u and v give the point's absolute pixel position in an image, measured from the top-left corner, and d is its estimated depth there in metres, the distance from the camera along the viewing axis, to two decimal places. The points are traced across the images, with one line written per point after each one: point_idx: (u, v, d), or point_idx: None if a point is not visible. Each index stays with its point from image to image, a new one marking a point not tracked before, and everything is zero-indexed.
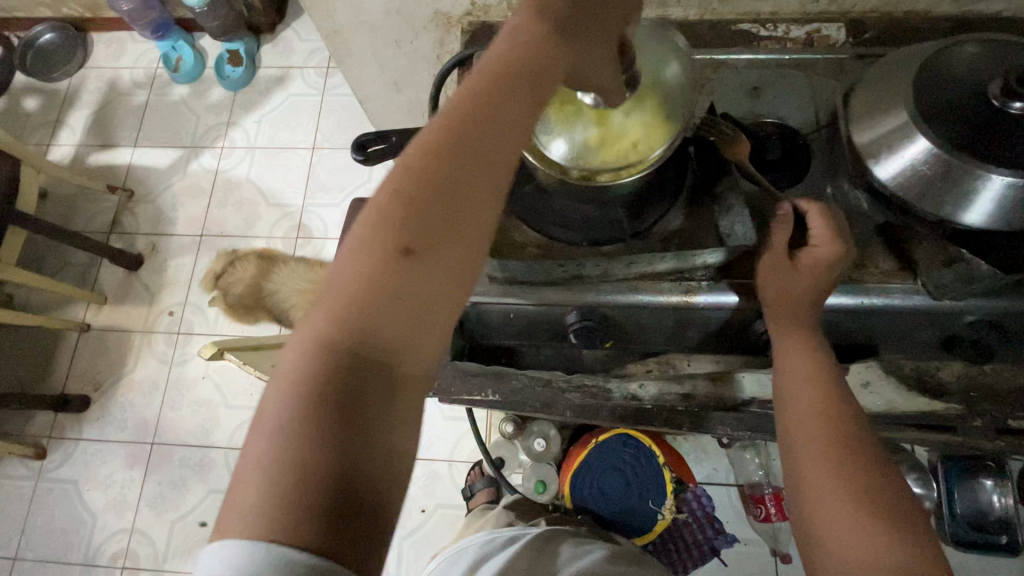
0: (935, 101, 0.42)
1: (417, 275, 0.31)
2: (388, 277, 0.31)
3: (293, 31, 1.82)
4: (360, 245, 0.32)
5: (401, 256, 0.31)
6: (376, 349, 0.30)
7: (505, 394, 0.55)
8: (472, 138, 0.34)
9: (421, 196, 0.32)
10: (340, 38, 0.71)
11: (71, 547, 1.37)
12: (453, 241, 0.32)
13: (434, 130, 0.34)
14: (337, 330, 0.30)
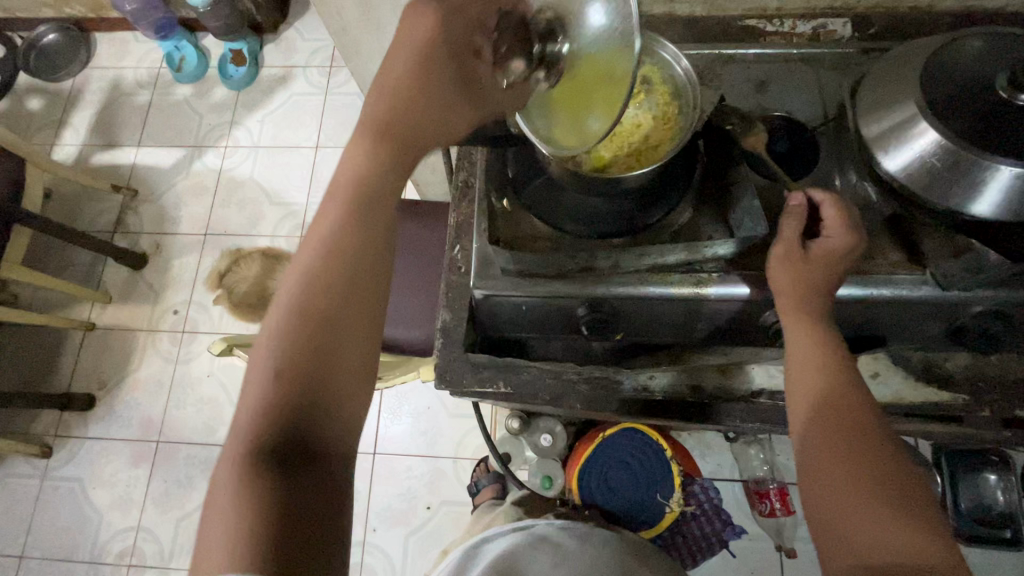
0: (942, 94, 0.43)
1: (325, 343, 0.36)
2: (301, 349, 0.35)
3: (296, 30, 1.83)
4: (253, 360, 0.36)
5: (280, 367, 0.35)
6: (297, 410, 0.35)
7: (515, 386, 0.55)
8: (360, 223, 0.39)
9: (322, 277, 0.37)
10: (348, 35, 0.72)
11: (77, 545, 1.38)
12: (331, 346, 0.36)
13: (328, 220, 0.38)
14: (261, 407, 0.34)
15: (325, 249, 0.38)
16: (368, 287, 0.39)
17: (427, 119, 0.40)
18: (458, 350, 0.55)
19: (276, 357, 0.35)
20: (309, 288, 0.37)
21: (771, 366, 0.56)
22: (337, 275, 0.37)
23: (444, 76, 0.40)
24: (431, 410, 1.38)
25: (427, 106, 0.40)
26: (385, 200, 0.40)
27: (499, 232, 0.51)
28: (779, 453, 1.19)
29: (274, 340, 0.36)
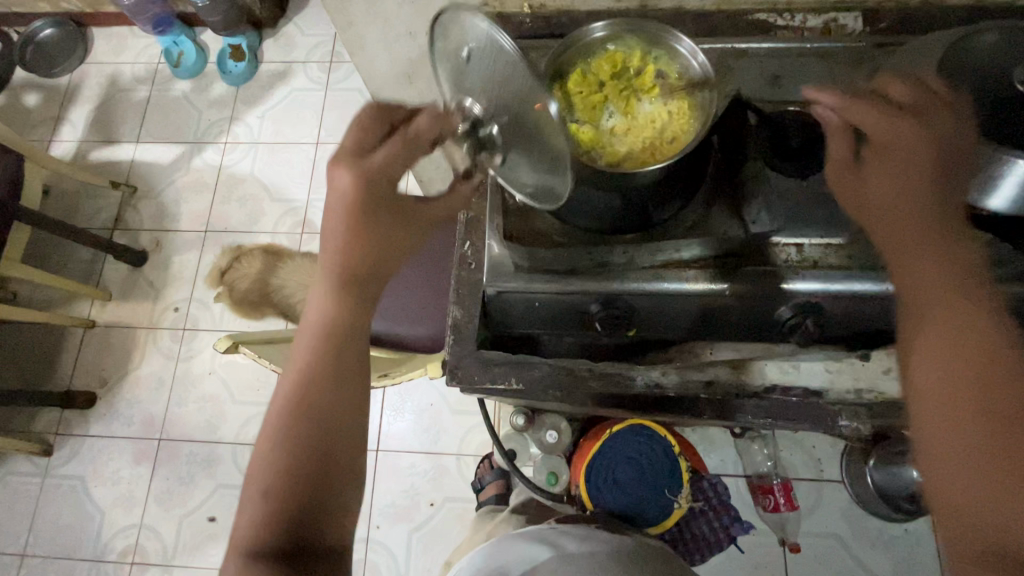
0: (958, 89, 0.42)
1: (308, 440, 0.45)
2: (289, 450, 0.44)
3: (295, 25, 1.81)
4: (253, 467, 0.45)
5: (272, 469, 0.44)
6: (286, 498, 0.43)
7: (527, 382, 0.55)
8: (332, 342, 0.48)
9: (300, 394, 0.46)
10: (353, 29, 0.71)
11: (79, 543, 1.37)
12: (315, 451, 0.45)
13: (304, 344, 0.49)
14: (261, 501, 0.43)
15: (302, 380, 0.47)
16: (343, 404, 0.47)
17: (377, 249, 0.49)
18: (470, 347, 0.55)
19: (268, 470, 0.44)
20: (292, 403, 0.46)
21: (782, 361, 0.56)
22: (316, 397, 0.46)
23: (375, 214, 0.48)
24: (434, 407, 1.37)
25: (373, 236, 0.48)
26: (353, 332, 0.49)
27: (512, 229, 0.50)
28: (782, 448, 1.20)
29: (267, 456, 0.45)
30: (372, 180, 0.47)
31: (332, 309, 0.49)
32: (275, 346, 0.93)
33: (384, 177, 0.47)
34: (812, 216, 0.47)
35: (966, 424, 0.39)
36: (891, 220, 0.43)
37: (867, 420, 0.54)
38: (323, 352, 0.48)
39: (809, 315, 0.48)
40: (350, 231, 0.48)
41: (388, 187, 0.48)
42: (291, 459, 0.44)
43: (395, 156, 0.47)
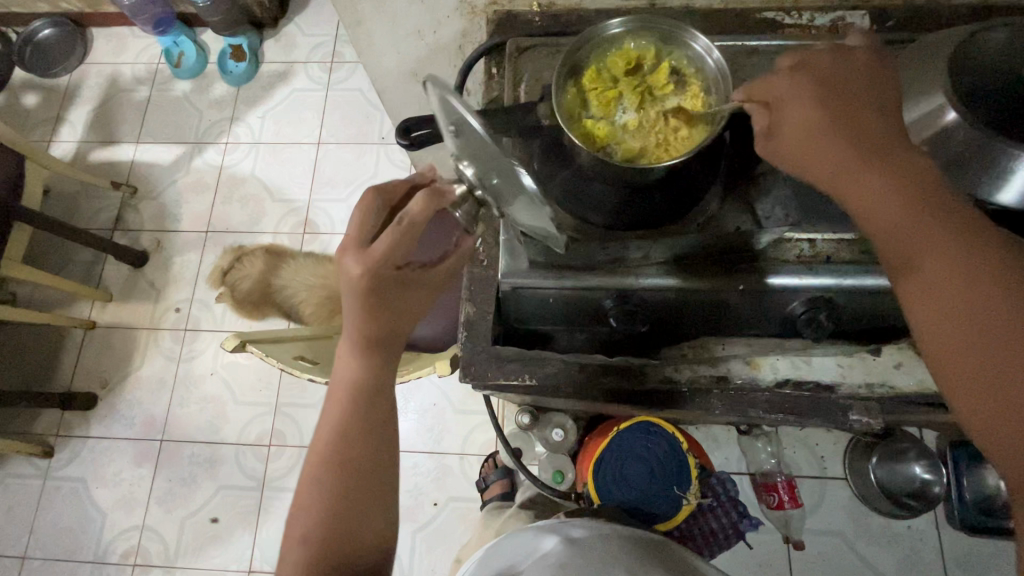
0: (969, 83, 0.42)
1: (344, 502, 0.47)
2: (326, 511, 0.47)
3: (296, 25, 1.81)
4: (293, 521, 0.48)
5: (311, 528, 0.47)
6: (327, 555, 0.46)
7: (540, 378, 0.55)
8: (359, 405, 0.48)
9: (334, 455, 0.48)
10: (362, 28, 0.71)
11: (80, 545, 1.37)
12: (352, 511, 0.47)
13: (334, 405, 0.48)
14: (303, 555, 0.46)
15: (334, 453, 0.48)
16: (374, 469, 0.49)
17: (403, 313, 0.47)
18: (483, 343, 0.56)
19: (306, 539, 0.46)
20: (325, 465, 0.47)
21: (795, 356, 0.57)
22: (349, 468, 0.48)
23: (400, 282, 0.44)
24: (437, 406, 1.37)
25: (398, 302, 0.46)
26: (378, 399, 0.49)
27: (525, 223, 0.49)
28: (785, 446, 1.20)
29: (305, 523, 0.47)
30: (375, 265, 0.42)
31: (359, 380, 0.48)
32: (281, 346, 0.93)
33: (388, 260, 0.43)
34: (825, 210, 0.46)
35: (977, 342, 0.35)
36: (832, 144, 0.38)
37: (878, 414, 0.54)
38: (352, 424, 0.48)
39: (823, 310, 0.48)
40: (363, 313, 0.45)
41: (394, 270, 0.44)
42: (330, 528, 0.46)
43: (395, 238, 0.42)
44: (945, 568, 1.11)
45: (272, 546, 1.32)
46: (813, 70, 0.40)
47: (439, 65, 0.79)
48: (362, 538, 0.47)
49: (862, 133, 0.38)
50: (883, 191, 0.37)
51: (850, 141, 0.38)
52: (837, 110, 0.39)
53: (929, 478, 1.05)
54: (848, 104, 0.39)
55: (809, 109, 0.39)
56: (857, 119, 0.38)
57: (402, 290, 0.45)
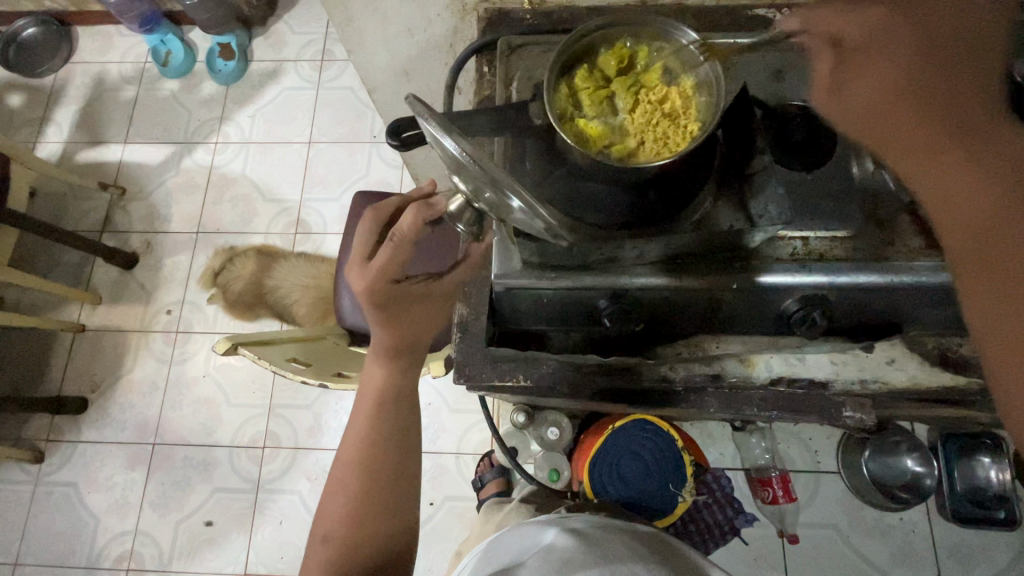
0: None
1: (367, 474, 0.58)
2: (355, 482, 0.58)
3: (285, 23, 1.79)
4: (331, 491, 0.60)
5: (342, 497, 0.58)
6: (354, 514, 0.57)
7: (536, 378, 0.57)
8: (382, 395, 0.59)
9: (363, 436, 0.59)
10: (352, 26, 0.70)
11: (73, 550, 1.35)
12: (374, 481, 0.58)
13: (365, 396, 0.60)
14: (338, 517, 0.57)
15: (363, 438, 0.59)
16: (394, 454, 0.59)
17: (413, 318, 0.57)
18: (479, 344, 0.56)
19: (339, 502, 0.58)
20: (356, 444, 0.59)
21: (789, 353, 0.57)
22: (374, 451, 0.59)
23: (405, 292, 0.54)
24: (432, 406, 1.37)
25: (406, 309, 0.56)
26: (400, 392, 0.60)
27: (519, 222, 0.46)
28: (780, 442, 1.21)
29: (339, 495, 0.58)
30: (375, 278, 0.52)
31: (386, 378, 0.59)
32: (273, 347, 0.92)
33: (385, 272, 0.52)
34: (815, 206, 0.48)
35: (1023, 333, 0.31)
36: (902, 118, 0.36)
37: (870, 409, 0.55)
38: (379, 416, 0.59)
39: (817, 307, 0.48)
40: (379, 316, 0.56)
41: (390, 282, 0.53)
42: (360, 495, 0.58)
43: (390, 256, 0.51)
44: (936, 559, 1.12)
45: (268, 548, 1.31)
46: (918, 23, 0.37)
47: (430, 63, 0.78)
48: (382, 512, 0.58)
49: (943, 99, 0.35)
50: (953, 160, 0.34)
51: (923, 107, 0.35)
52: (919, 72, 0.36)
53: (920, 470, 1.07)
54: (932, 67, 0.36)
55: (887, 71, 0.36)
56: (940, 84, 0.35)
57: (407, 296, 0.55)
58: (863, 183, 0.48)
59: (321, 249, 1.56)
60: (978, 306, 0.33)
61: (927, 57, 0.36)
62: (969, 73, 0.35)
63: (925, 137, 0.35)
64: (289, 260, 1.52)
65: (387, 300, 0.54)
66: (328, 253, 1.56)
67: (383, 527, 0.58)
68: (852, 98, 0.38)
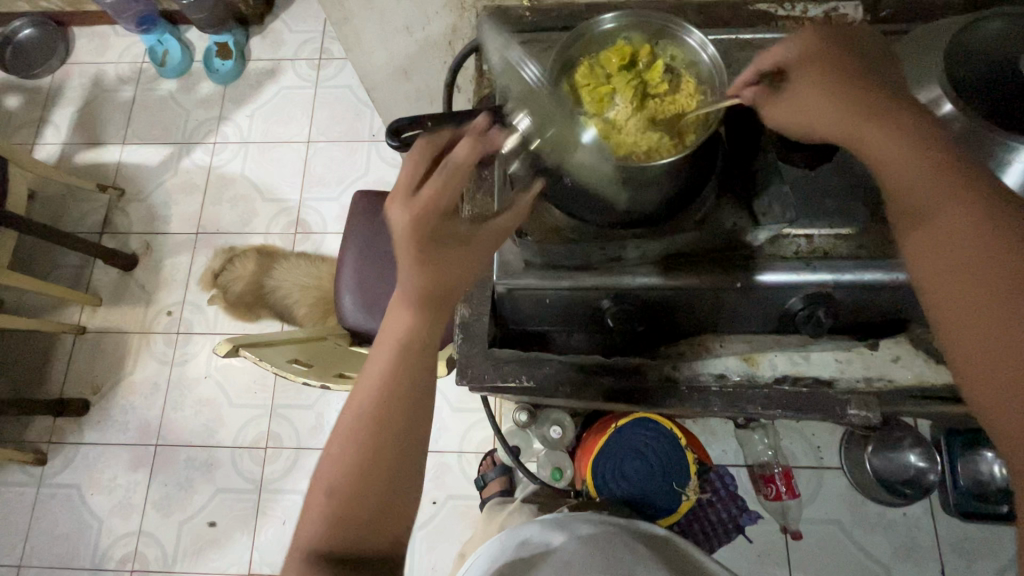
0: (966, 72, 0.42)
1: (376, 460, 0.43)
2: (357, 468, 0.43)
3: (283, 22, 1.78)
4: (322, 480, 0.44)
5: (338, 486, 0.43)
6: (353, 511, 0.42)
7: (537, 379, 0.56)
8: (406, 356, 0.45)
9: (374, 410, 0.44)
10: (350, 25, 0.70)
11: (77, 552, 1.35)
12: (382, 472, 0.43)
13: (382, 358, 0.45)
14: (330, 511, 0.43)
15: (376, 410, 0.44)
16: (416, 435, 0.45)
17: (457, 259, 0.43)
18: (480, 346, 0.56)
19: (335, 492, 0.43)
20: (365, 418, 0.44)
21: (792, 352, 0.57)
22: (392, 421, 0.44)
23: (453, 228, 0.42)
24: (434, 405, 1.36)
25: (450, 249, 0.42)
26: (428, 358, 0.45)
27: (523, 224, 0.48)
28: (782, 438, 1.21)
29: (340, 468, 0.43)
30: (422, 212, 0.41)
31: (411, 322, 0.45)
32: (274, 349, 0.92)
33: (435, 207, 0.41)
34: (821, 206, 0.48)
35: (973, 297, 0.36)
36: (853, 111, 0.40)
37: (877, 407, 0.53)
38: (402, 374, 0.45)
39: (821, 305, 0.48)
40: (416, 256, 0.42)
41: (443, 217, 0.42)
42: (361, 487, 0.43)
43: (442, 185, 0.41)
44: (940, 554, 1.12)
45: (271, 548, 1.32)
46: (831, 46, 0.42)
47: (429, 62, 0.77)
48: (397, 498, 0.44)
49: (880, 100, 0.40)
50: (897, 151, 0.39)
51: (867, 108, 0.40)
52: (855, 80, 0.41)
53: (923, 466, 1.09)
54: (862, 76, 0.41)
55: (825, 79, 0.41)
56: (869, 91, 0.40)
57: (455, 235, 0.42)
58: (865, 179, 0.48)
59: (321, 249, 1.56)
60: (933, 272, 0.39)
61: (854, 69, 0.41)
62: (881, 80, 0.41)
63: (874, 131, 0.40)
64: (289, 260, 1.52)
65: (433, 234, 0.42)
66: (329, 252, 1.56)
67: (397, 518, 0.44)
68: (805, 105, 0.42)
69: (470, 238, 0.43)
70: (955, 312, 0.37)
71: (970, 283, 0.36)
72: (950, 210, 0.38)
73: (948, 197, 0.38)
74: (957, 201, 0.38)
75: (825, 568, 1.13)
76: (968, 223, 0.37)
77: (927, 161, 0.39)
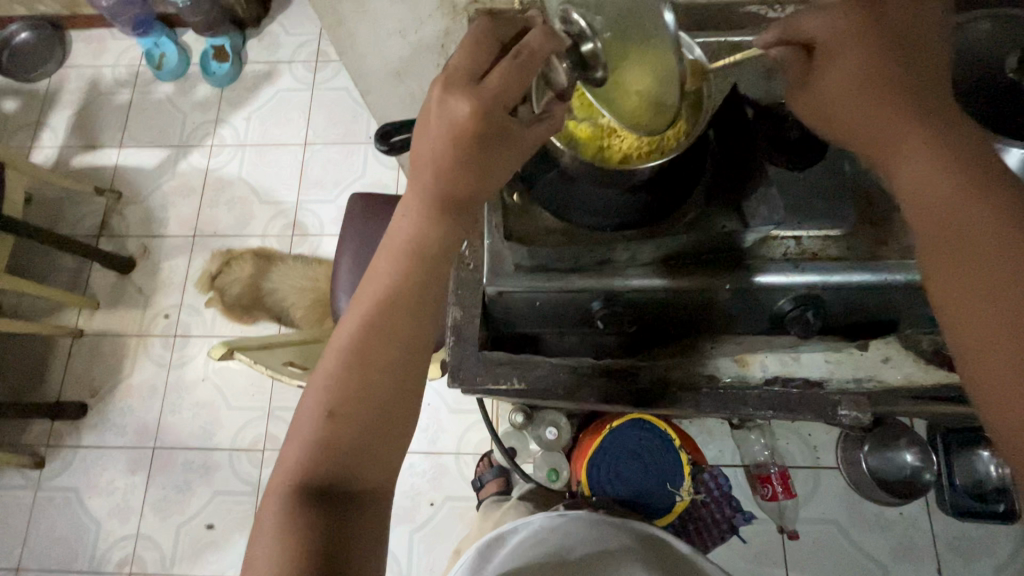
0: (951, 77, 0.43)
1: (373, 372, 0.43)
2: (353, 377, 0.43)
3: (279, 24, 1.79)
4: (316, 385, 0.44)
5: (332, 394, 0.43)
6: (346, 420, 0.42)
7: (529, 381, 0.56)
8: (413, 268, 0.44)
9: (376, 318, 0.44)
10: (343, 28, 0.70)
11: (75, 555, 1.35)
12: (378, 387, 0.43)
13: (389, 267, 0.45)
14: (323, 418, 0.42)
15: (379, 319, 0.44)
16: (414, 353, 0.44)
17: (485, 173, 0.40)
18: (472, 348, 0.56)
19: (332, 397, 0.42)
20: (366, 328, 0.44)
21: (783, 353, 0.57)
22: (385, 348, 0.43)
23: (499, 136, 0.38)
24: (432, 407, 1.37)
25: (484, 162, 0.39)
26: (434, 273, 0.44)
27: (513, 228, 0.48)
28: (779, 438, 1.21)
29: (329, 392, 0.43)
30: (487, 103, 0.37)
31: (415, 241, 0.43)
32: (270, 351, 0.92)
33: (502, 99, 0.37)
34: (813, 206, 0.47)
35: (994, 322, 0.32)
36: (869, 106, 0.36)
37: (867, 409, 0.54)
38: (400, 299, 0.44)
39: (810, 307, 0.49)
40: (453, 162, 0.39)
41: (505, 113, 0.38)
42: (356, 394, 0.42)
43: (509, 75, 0.37)
44: (937, 553, 1.12)
45: None
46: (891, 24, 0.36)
47: (423, 64, 0.78)
48: (384, 432, 0.43)
49: (924, 99, 0.35)
50: (933, 159, 0.35)
51: (905, 107, 0.35)
52: (902, 72, 0.36)
53: (919, 465, 1.08)
54: (911, 66, 0.36)
55: (864, 69, 0.36)
56: (914, 86, 0.36)
57: (497, 141, 0.39)
58: (856, 181, 0.48)
59: (318, 251, 1.56)
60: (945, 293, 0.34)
61: (904, 57, 0.36)
62: (934, 76, 0.36)
63: (907, 137, 0.35)
64: (286, 262, 1.52)
65: (477, 137, 0.38)
66: (326, 254, 1.56)
67: (382, 453, 0.43)
68: (835, 100, 0.38)
69: (522, 141, 0.40)
70: (970, 339, 0.33)
71: (994, 308, 0.32)
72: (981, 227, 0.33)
73: (981, 212, 0.34)
74: (993, 218, 0.33)
75: (821, 568, 1.14)
76: (998, 243, 0.33)
77: (961, 174, 0.34)
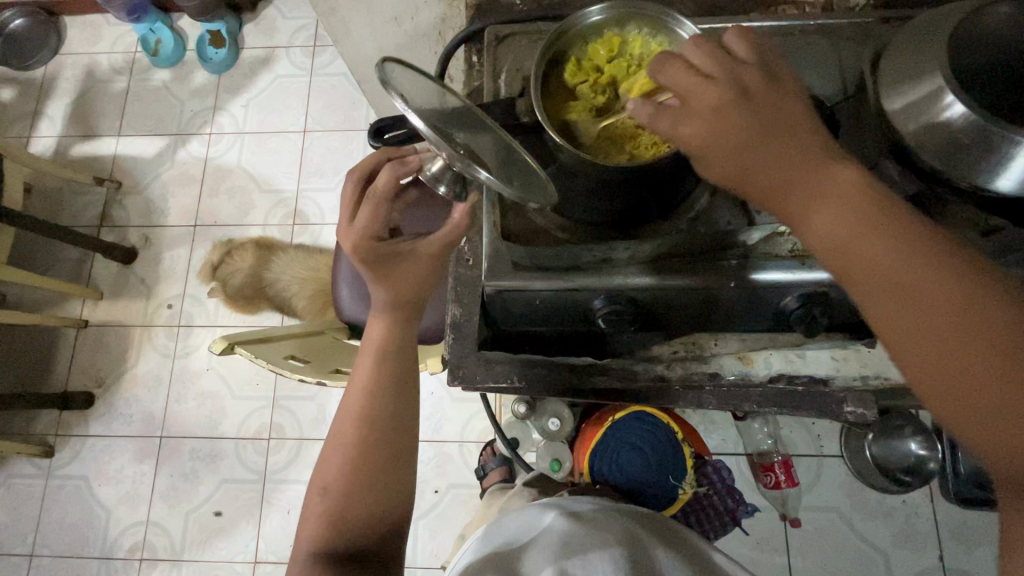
0: (973, 60, 0.36)
1: (363, 453, 0.53)
2: (349, 462, 0.52)
3: (275, 8, 1.74)
4: (320, 470, 0.54)
5: (334, 477, 0.52)
6: (348, 497, 0.52)
7: (531, 380, 0.58)
8: (387, 361, 0.54)
9: (361, 409, 0.54)
10: (337, 16, 0.68)
11: (87, 542, 1.38)
12: (373, 463, 0.53)
13: (367, 362, 0.54)
14: (332, 497, 0.52)
15: (363, 410, 0.53)
16: (396, 429, 0.54)
17: (410, 278, 0.52)
18: (471, 346, 0.58)
19: (332, 480, 0.52)
20: (352, 416, 0.54)
21: (788, 351, 0.56)
22: (370, 433, 0.53)
23: (393, 256, 0.50)
24: (435, 396, 1.36)
25: (395, 271, 0.51)
26: (402, 359, 0.55)
27: (511, 227, 0.49)
28: (782, 426, 1.21)
29: (330, 474, 0.53)
30: (357, 239, 0.49)
31: (381, 340, 0.54)
32: (271, 345, 0.92)
33: (366, 232, 0.49)
34: None
35: (941, 340, 0.33)
36: (761, 153, 0.35)
37: (872, 404, 0.55)
38: (380, 390, 0.54)
39: (817, 305, 0.47)
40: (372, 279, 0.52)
41: (376, 242, 0.50)
42: (354, 475, 0.52)
43: (368, 212, 0.49)
44: (939, 541, 1.12)
45: (276, 536, 1.34)
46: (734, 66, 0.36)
47: (421, 52, 0.76)
48: (380, 497, 0.53)
49: (758, 115, 0.35)
50: (829, 215, 0.35)
51: (779, 147, 0.35)
52: (752, 112, 0.35)
53: (924, 454, 1.08)
54: (743, 111, 0.35)
55: (721, 122, 0.35)
56: (766, 117, 0.35)
57: (384, 253, 0.50)
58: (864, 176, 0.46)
59: (319, 241, 1.55)
60: (888, 330, 0.34)
61: (744, 109, 0.35)
62: (787, 112, 0.36)
63: (803, 201, 0.35)
64: (287, 252, 1.51)
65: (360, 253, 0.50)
66: (326, 244, 1.55)
67: (380, 516, 0.53)
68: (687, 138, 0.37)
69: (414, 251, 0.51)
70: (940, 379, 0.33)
71: (932, 327, 0.33)
72: (910, 263, 0.33)
73: (880, 244, 0.34)
74: (894, 245, 0.34)
75: (822, 555, 1.14)
76: (902, 260, 0.33)
77: (849, 203, 0.34)
